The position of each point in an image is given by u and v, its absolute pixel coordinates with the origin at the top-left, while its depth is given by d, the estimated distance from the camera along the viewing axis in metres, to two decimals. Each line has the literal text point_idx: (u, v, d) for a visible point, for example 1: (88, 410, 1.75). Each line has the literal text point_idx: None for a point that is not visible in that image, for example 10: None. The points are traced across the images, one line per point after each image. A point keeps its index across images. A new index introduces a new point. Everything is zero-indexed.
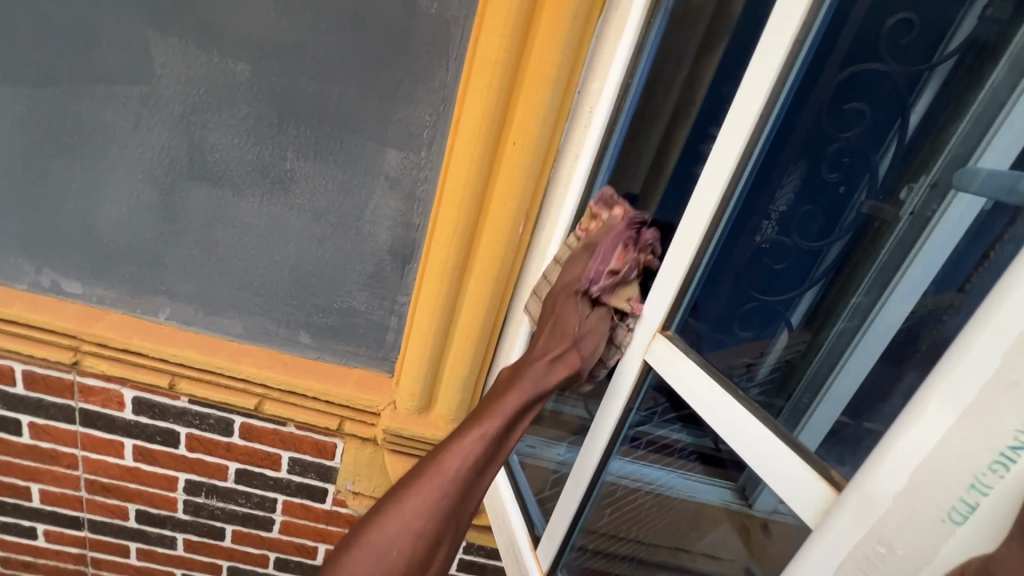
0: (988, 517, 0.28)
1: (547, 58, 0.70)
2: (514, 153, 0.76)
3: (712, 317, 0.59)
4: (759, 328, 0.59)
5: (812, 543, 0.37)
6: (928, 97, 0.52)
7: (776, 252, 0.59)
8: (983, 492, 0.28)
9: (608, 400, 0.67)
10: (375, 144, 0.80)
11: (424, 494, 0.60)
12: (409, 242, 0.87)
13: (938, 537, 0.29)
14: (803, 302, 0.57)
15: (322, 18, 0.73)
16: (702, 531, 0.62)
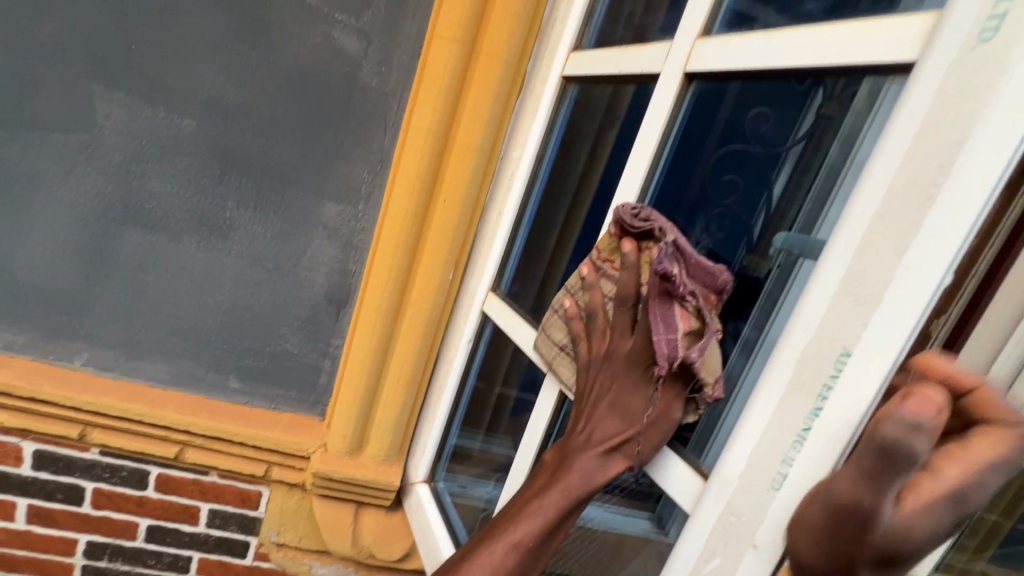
0: (793, 482, 0.39)
1: (474, 130, 0.81)
2: (444, 209, 0.85)
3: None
4: None
5: (690, 523, 0.46)
6: (786, 174, 0.50)
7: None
8: (788, 463, 0.39)
9: (533, 427, 0.72)
10: (315, 197, 0.87)
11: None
12: (346, 287, 0.93)
13: (766, 501, 0.40)
14: None
15: (269, 84, 0.81)
16: (621, 563, 0.60)
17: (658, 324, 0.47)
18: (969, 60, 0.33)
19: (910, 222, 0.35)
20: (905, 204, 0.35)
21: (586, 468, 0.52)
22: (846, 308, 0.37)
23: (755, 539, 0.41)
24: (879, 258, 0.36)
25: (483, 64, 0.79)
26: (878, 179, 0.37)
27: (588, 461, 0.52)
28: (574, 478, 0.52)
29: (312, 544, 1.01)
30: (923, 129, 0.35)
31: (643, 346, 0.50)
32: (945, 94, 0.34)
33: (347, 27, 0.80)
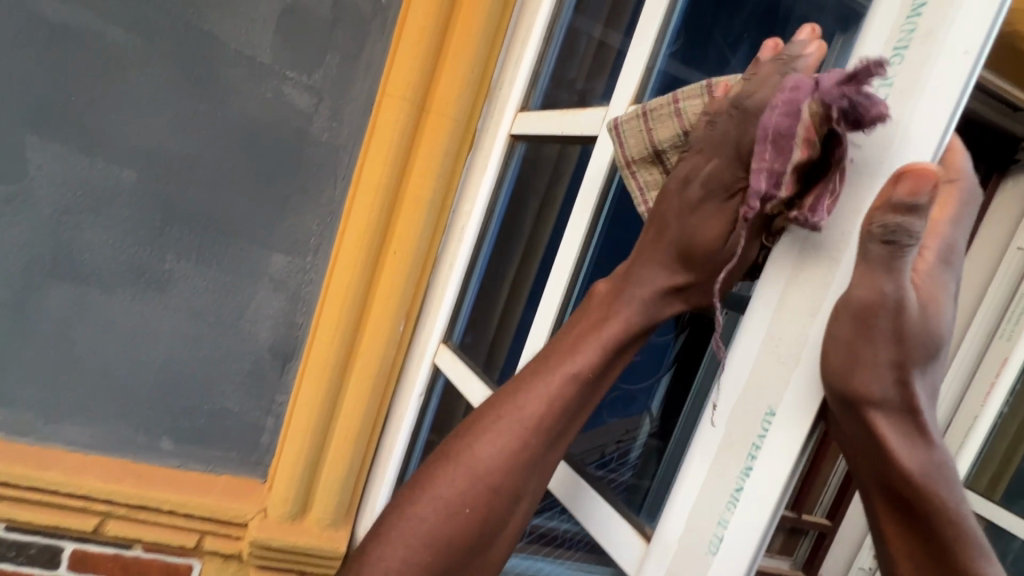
0: (728, 545, 0.38)
1: (423, 184, 0.83)
2: (395, 261, 0.85)
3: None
4: (625, 411, 0.61)
5: None
6: None
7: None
8: (723, 525, 0.39)
9: None
10: (262, 249, 0.85)
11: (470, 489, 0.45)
12: (291, 340, 0.89)
13: (704, 564, 0.39)
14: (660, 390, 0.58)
15: (216, 136, 0.80)
16: None
17: (764, 130, 0.34)
18: (860, 136, 0.36)
19: (820, 285, 0.36)
20: (815, 267, 0.37)
21: (563, 374, 0.45)
22: (770, 367, 0.38)
23: None
24: (795, 318, 0.37)
25: (433, 121, 0.81)
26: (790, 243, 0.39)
27: (568, 370, 0.45)
28: (554, 386, 0.45)
29: None
30: None
31: (761, 170, 0.34)
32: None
33: (298, 84, 0.81)
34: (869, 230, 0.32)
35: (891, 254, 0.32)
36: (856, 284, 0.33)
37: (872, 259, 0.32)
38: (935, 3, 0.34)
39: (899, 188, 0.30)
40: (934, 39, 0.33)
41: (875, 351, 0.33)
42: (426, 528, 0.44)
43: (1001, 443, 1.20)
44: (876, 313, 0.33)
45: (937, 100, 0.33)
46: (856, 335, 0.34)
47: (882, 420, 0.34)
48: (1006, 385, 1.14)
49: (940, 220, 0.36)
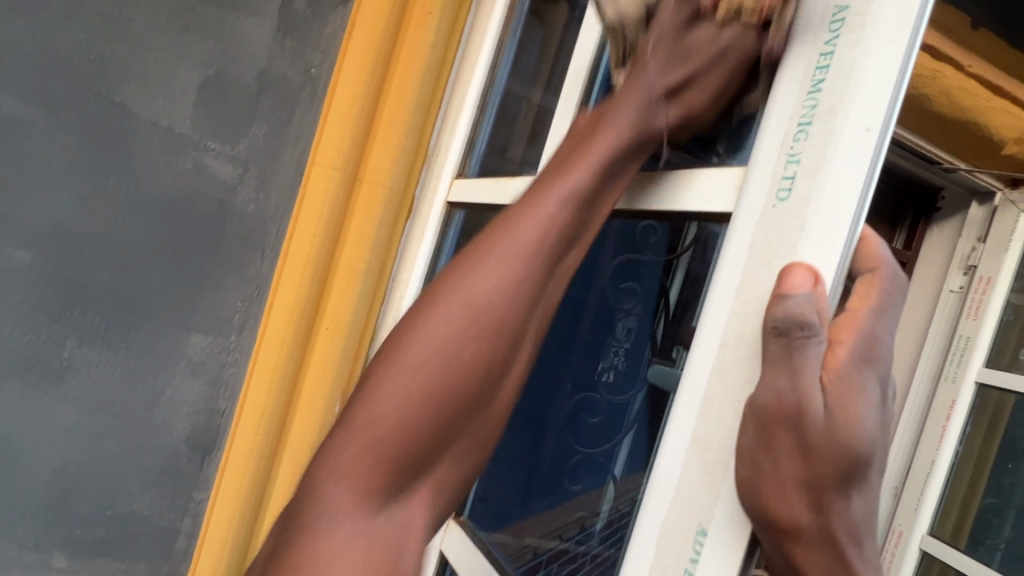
0: None
1: (357, 256, 0.78)
2: (327, 337, 0.79)
3: (540, 492, 0.75)
4: (589, 475, 0.70)
5: None
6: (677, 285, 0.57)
7: (592, 411, 0.71)
8: None
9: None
10: (179, 330, 0.78)
11: (456, 318, 0.41)
12: (213, 429, 0.81)
13: None
14: (621, 449, 0.64)
15: (128, 211, 0.74)
16: None
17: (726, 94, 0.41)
18: (773, 214, 0.36)
19: (743, 379, 0.35)
20: (733, 363, 0.36)
21: (551, 219, 0.42)
22: (698, 475, 0.36)
23: None
24: (721, 417, 0.36)
25: (366, 190, 0.78)
26: (712, 331, 0.38)
27: (565, 193, 0.42)
28: (550, 212, 0.42)
29: None
30: (744, 280, 0.36)
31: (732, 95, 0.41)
32: (760, 246, 0.36)
33: (220, 155, 0.76)
34: (764, 327, 0.33)
35: (786, 347, 0.32)
36: (757, 387, 0.33)
37: (767, 357, 0.33)
38: (833, 81, 0.34)
39: (783, 283, 0.32)
40: (835, 115, 0.33)
41: (780, 467, 0.32)
42: (403, 390, 0.40)
43: (961, 483, 1.20)
44: (778, 422, 0.32)
45: (845, 175, 0.32)
46: (758, 443, 0.33)
47: (799, 537, 0.33)
48: (958, 427, 1.17)
49: (861, 309, 0.35)
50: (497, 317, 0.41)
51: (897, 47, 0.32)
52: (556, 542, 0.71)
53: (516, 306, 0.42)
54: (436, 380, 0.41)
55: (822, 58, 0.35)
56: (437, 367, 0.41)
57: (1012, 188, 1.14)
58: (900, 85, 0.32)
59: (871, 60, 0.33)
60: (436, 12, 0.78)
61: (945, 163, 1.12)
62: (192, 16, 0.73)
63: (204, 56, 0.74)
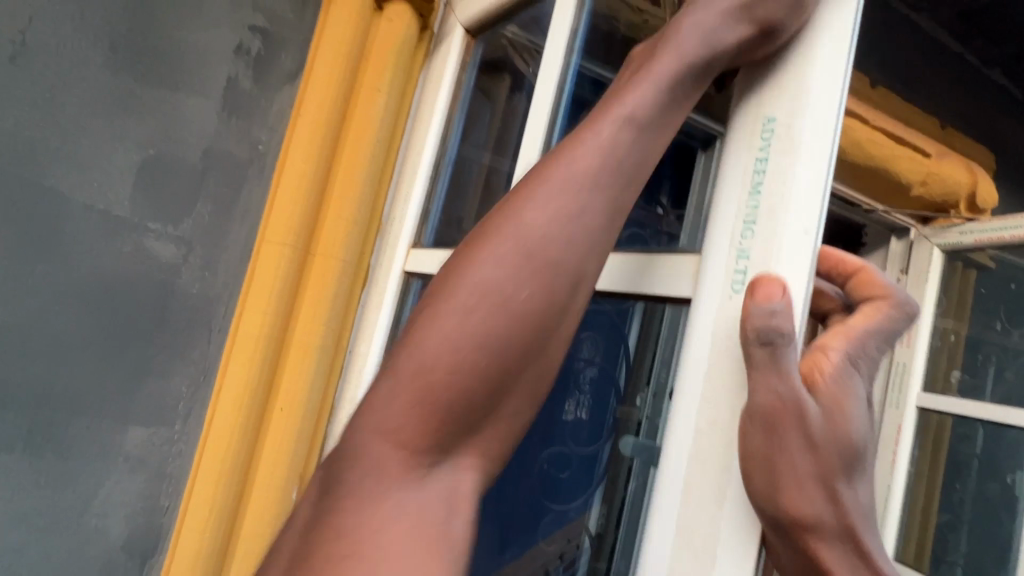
0: None
1: (311, 332, 0.76)
2: (282, 418, 0.75)
3: (512, 547, 0.73)
4: (561, 523, 0.69)
5: None
6: (635, 331, 0.59)
7: (563, 465, 0.70)
8: None
9: None
10: (114, 423, 0.72)
11: (438, 340, 0.36)
12: (155, 530, 0.74)
13: None
14: (596, 498, 0.64)
15: (58, 299, 0.69)
16: None
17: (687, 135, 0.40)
18: (730, 307, 0.36)
19: (720, 466, 0.34)
20: (712, 445, 0.35)
21: (681, 53, 0.38)
22: (686, 568, 0.34)
23: None
24: (702, 506, 0.35)
25: (319, 264, 0.77)
26: (685, 417, 0.36)
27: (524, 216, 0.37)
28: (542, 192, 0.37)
29: None
30: (711, 369, 0.36)
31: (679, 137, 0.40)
32: (723, 339, 0.36)
33: (162, 236, 0.74)
34: (746, 338, 0.33)
35: (771, 354, 0.33)
36: (755, 392, 0.33)
37: (756, 364, 0.33)
38: (771, 185, 0.36)
39: (762, 296, 0.33)
40: (777, 216, 0.35)
41: (792, 465, 0.35)
42: (405, 394, 0.36)
43: (917, 505, 1.25)
44: (786, 422, 0.34)
45: (793, 273, 0.34)
46: (769, 444, 0.34)
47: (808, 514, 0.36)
48: (908, 451, 1.24)
49: (850, 325, 0.39)
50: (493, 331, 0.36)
51: (822, 158, 0.34)
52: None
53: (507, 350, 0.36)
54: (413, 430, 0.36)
55: (757, 163, 0.37)
56: (405, 408, 0.36)
57: (924, 225, 1.27)
58: (825, 196, 0.34)
59: (803, 172, 0.35)
60: (384, 86, 0.79)
61: (863, 204, 1.23)
62: (132, 98, 0.72)
63: (145, 137, 0.73)
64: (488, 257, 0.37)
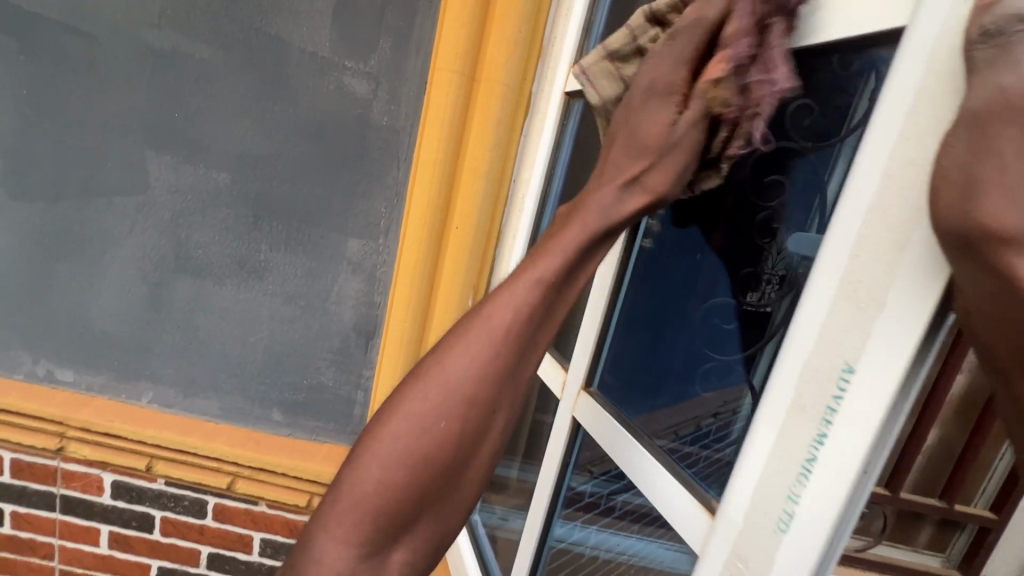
0: (801, 519, 0.32)
1: (480, 157, 0.82)
2: (459, 236, 0.85)
3: (665, 390, 0.57)
4: (721, 382, 0.50)
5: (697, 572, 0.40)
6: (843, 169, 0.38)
7: (728, 313, 0.51)
8: (805, 477, 0.32)
9: (542, 474, 0.71)
10: (338, 234, 0.91)
11: (439, 389, 0.40)
12: (372, 319, 0.95)
13: (772, 543, 0.34)
14: (764, 360, 0.43)
15: (289, 132, 0.86)
16: None
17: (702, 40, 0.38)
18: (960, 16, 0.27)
19: (913, 211, 0.28)
20: (906, 193, 0.29)
21: (585, 227, 0.40)
22: (847, 318, 0.31)
23: None
24: (877, 255, 0.30)
25: (485, 91, 0.80)
26: (868, 166, 0.31)
27: (532, 279, 0.40)
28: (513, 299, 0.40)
29: None
30: (918, 100, 0.28)
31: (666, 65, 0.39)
32: (942, 64, 0.27)
33: (356, 73, 0.84)
34: (968, 36, 0.26)
35: (992, 54, 0.25)
36: (972, 90, 0.25)
37: (978, 64, 0.25)
38: None
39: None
40: None
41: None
42: (419, 428, 0.39)
43: None
44: (1000, 118, 0.24)
45: None
46: (972, 150, 0.25)
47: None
48: None
49: None
50: (463, 412, 0.40)
51: None
52: (669, 441, 0.52)
53: (482, 413, 0.40)
54: (429, 452, 0.39)
55: None
56: (418, 444, 0.39)
57: None
58: None
59: None
60: None
61: None
62: None
63: None
64: (491, 314, 0.40)
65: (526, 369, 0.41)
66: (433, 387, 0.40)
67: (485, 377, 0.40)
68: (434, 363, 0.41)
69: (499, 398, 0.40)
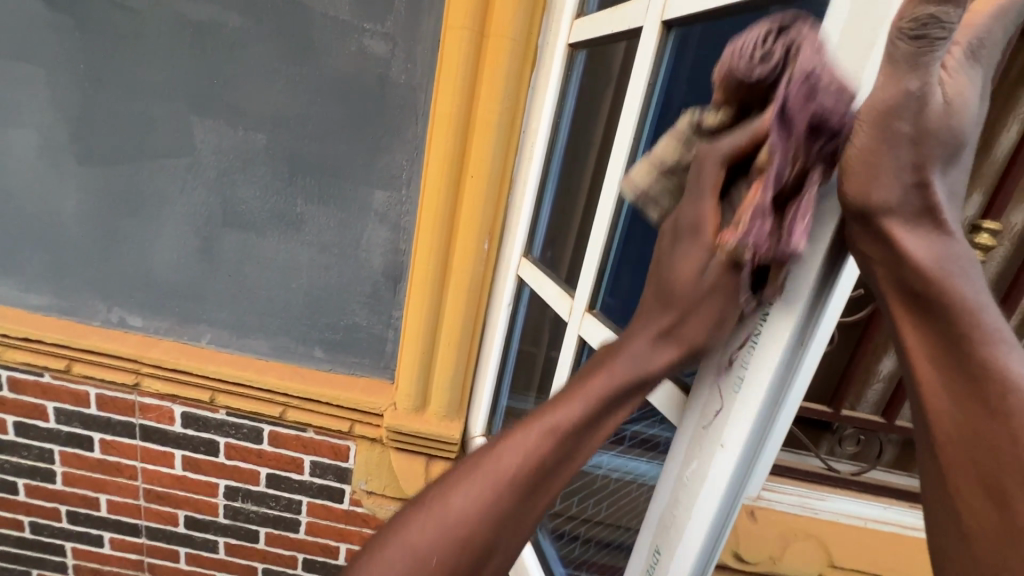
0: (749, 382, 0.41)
1: (491, 109, 0.89)
2: (474, 183, 0.94)
3: None
4: None
5: (672, 446, 0.50)
6: None
7: None
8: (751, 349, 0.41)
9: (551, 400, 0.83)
10: (365, 187, 1.00)
11: (454, 508, 0.43)
12: (399, 264, 1.05)
13: (727, 406, 0.43)
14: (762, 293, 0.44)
15: (316, 92, 0.94)
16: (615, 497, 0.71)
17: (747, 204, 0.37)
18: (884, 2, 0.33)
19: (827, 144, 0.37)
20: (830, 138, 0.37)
21: (615, 371, 0.44)
22: None
23: (721, 444, 0.43)
24: (808, 173, 0.38)
25: (494, 46, 0.86)
26: None
27: (557, 418, 0.44)
28: (538, 431, 0.44)
29: (396, 491, 1.17)
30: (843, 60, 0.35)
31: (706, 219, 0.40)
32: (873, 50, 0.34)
33: (375, 34, 0.91)
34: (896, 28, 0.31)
35: (920, 50, 0.31)
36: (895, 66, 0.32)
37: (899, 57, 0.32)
38: None
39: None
40: None
41: (899, 158, 0.34)
42: (424, 544, 0.42)
43: None
44: (897, 113, 0.33)
45: None
46: (880, 122, 0.34)
47: (894, 226, 0.36)
48: None
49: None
50: (469, 539, 0.42)
51: None
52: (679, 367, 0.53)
53: (486, 536, 0.43)
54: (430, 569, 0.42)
55: None
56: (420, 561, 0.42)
57: None
58: None
59: None
60: None
61: None
62: None
63: None
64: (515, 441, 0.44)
65: (538, 500, 0.45)
66: (442, 509, 0.43)
67: (499, 503, 0.43)
68: (450, 485, 0.44)
69: (505, 531, 0.43)
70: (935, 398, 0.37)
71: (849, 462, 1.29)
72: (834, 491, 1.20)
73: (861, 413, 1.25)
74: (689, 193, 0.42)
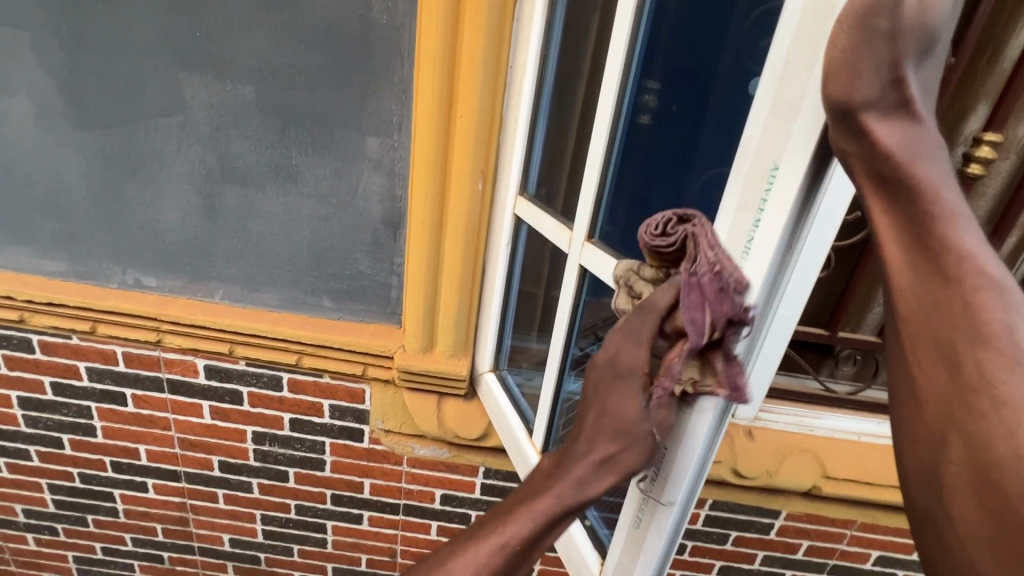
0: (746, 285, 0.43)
1: (475, 45, 0.88)
2: (463, 123, 0.94)
3: None
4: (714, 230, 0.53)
5: None
6: None
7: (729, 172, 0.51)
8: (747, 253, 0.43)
9: (555, 333, 0.85)
10: (357, 134, 1.00)
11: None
12: (397, 211, 1.07)
13: None
14: None
15: (300, 38, 0.93)
16: None
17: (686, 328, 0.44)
18: None
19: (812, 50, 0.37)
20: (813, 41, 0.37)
21: (580, 476, 0.48)
22: (776, 129, 0.40)
23: None
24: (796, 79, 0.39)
25: None
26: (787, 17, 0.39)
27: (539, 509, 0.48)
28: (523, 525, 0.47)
29: (411, 427, 1.24)
30: None
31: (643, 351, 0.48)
32: None
33: None
34: None
35: None
36: None
37: None
38: None
39: None
40: None
41: (881, 54, 0.36)
42: None
43: None
44: (877, 11, 0.35)
45: None
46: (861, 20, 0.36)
47: (877, 117, 0.37)
48: None
49: None
50: None
51: None
52: None
53: None
54: None
55: None
56: None
57: None
58: None
59: None
60: None
61: None
62: None
63: None
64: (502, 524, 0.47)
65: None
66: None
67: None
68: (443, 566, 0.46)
69: None
70: (902, 279, 0.40)
71: (847, 384, 1.31)
72: (828, 409, 1.24)
73: (858, 334, 1.25)
74: (630, 339, 0.49)
